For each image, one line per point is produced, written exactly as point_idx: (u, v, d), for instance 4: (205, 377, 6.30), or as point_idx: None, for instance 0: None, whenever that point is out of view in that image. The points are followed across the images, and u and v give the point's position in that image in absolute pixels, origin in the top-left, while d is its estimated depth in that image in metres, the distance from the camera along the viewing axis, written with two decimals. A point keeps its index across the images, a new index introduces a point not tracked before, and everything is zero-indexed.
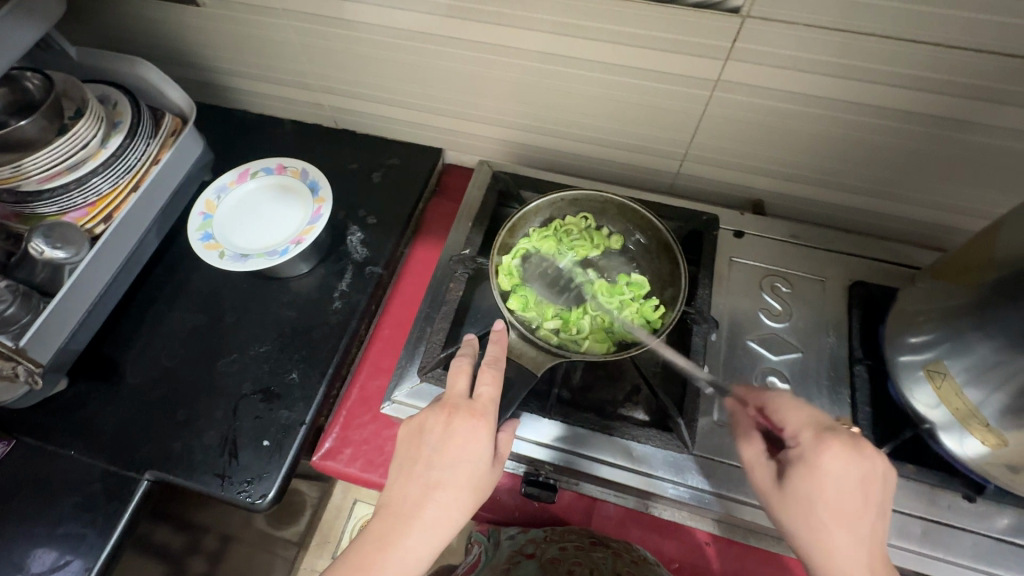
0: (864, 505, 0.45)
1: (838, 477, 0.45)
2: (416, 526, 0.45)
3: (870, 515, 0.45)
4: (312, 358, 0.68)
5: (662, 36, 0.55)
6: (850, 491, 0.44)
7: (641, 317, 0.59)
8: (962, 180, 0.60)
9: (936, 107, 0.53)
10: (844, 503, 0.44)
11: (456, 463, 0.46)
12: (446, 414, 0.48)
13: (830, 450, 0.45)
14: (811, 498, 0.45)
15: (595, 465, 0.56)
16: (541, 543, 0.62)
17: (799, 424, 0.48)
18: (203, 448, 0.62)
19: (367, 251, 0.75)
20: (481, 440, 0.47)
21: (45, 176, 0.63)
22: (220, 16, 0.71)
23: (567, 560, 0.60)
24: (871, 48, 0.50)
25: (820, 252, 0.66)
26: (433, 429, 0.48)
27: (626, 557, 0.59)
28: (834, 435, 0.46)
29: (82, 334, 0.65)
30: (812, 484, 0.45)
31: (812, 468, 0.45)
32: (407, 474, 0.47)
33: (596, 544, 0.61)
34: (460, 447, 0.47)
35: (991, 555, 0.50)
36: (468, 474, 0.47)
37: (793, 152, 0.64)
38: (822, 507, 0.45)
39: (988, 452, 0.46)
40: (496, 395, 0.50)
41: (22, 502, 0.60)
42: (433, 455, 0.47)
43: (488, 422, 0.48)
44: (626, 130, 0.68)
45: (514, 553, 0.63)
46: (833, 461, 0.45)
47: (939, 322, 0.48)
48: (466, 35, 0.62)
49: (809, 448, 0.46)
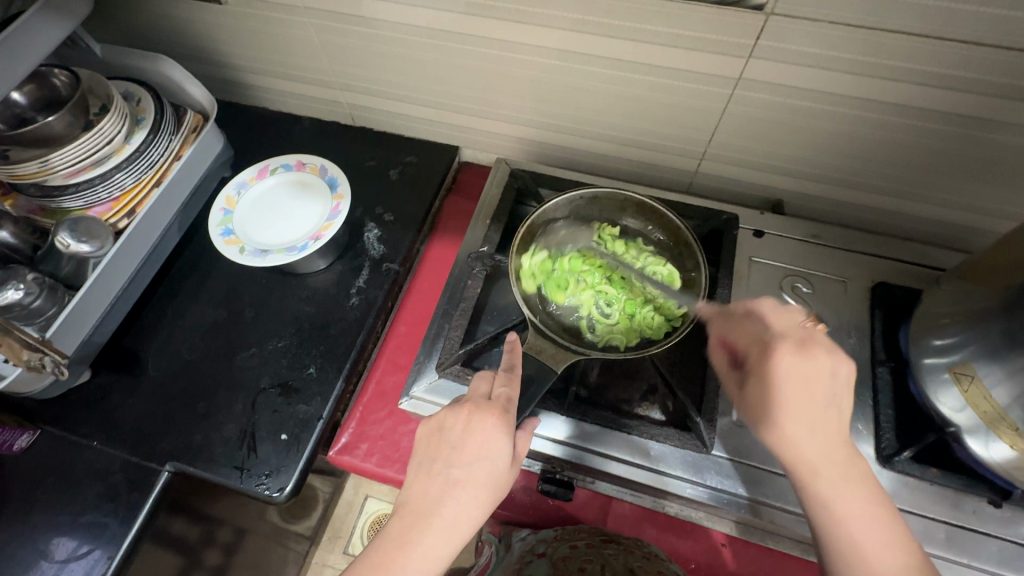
0: (817, 405, 0.45)
1: (787, 381, 0.45)
2: (435, 523, 0.45)
3: (825, 413, 0.45)
4: (330, 353, 0.68)
5: (682, 33, 0.55)
6: (799, 392, 0.45)
7: (661, 318, 0.59)
8: (988, 180, 0.60)
9: (963, 107, 0.52)
10: (794, 403, 0.45)
11: (475, 461, 0.47)
12: (466, 413, 0.48)
13: (775, 356, 0.46)
14: (766, 404, 0.46)
15: (612, 463, 0.55)
16: (552, 542, 0.63)
17: (751, 335, 0.49)
18: (223, 441, 0.63)
19: (383, 247, 0.76)
20: (499, 438, 0.47)
21: (71, 171, 0.64)
22: (242, 14, 0.71)
23: (578, 558, 0.60)
24: (897, 45, 0.49)
25: (841, 253, 0.65)
26: (454, 428, 0.48)
27: (638, 553, 0.60)
28: (781, 341, 0.47)
29: (105, 327, 0.66)
30: (759, 388, 0.47)
31: (762, 376, 0.47)
32: (426, 473, 0.48)
33: (608, 541, 0.61)
34: (479, 445, 0.47)
35: (1014, 560, 0.49)
36: (488, 473, 0.47)
37: (813, 152, 0.64)
38: (778, 411, 0.45)
39: (1015, 456, 0.45)
40: (514, 397, 0.50)
41: (46, 490, 0.62)
42: (453, 453, 0.47)
43: (508, 422, 0.48)
44: (645, 128, 0.68)
45: (526, 553, 0.63)
46: (780, 365, 0.46)
47: (964, 324, 0.47)
48: (485, 32, 0.62)
49: (762, 356, 0.47)
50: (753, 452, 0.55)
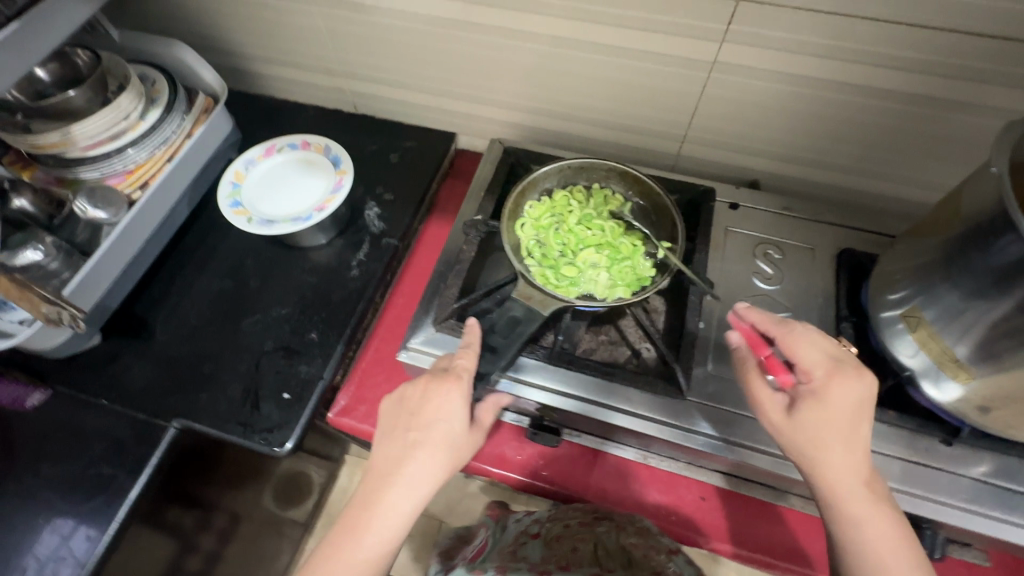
0: (860, 429, 0.47)
1: (844, 406, 0.47)
2: (397, 482, 0.51)
3: (864, 438, 0.48)
4: (331, 320, 0.72)
5: (662, 19, 0.60)
6: (850, 416, 0.47)
7: (633, 276, 0.62)
8: (941, 158, 0.65)
9: (918, 87, 0.58)
10: (847, 426, 0.47)
11: (432, 423, 0.52)
12: (422, 383, 0.53)
13: (836, 384, 0.47)
14: (822, 432, 0.47)
15: (615, 415, 0.58)
16: (545, 523, 0.71)
17: (810, 351, 0.49)
18: (228, 400, 0.66)
19: (383, 224, 0.80)
20: (455, 400, 0.52)
21: (90, 144, 0.68)
22: (255, 4, 0.76)
23: (572, 537, 0.67)
24: (854, 29, 0.54)
25: (811, 224, 0.68)
26: (413, 396, 0.53)
27: (630, 528, 0.66)
28: (842, 370, 0.48)
29: (116, 292, 0.70)
30: (817, 415, 0.47)
31: (822, 401, 0.47)
32: (390, 437, 0.53)
33: (600, 519, 0.67)
34: (435, 409, 0.52)
35: (968, 494, 0.51)
36: (443, 432, 0.52)
37: (785, 133, 0.69)
38: (826, 434, 0.47)
39: (964, 393, 0.49)
40: (472, 364, 0.54)
41: (56, 445, 0.64)
42: (412, 418, 0.53)
43: (462, 387, 0.53)
44: (629, 111, 0.73)
45: (519, 535, 0.71)
46: (841, 392, 0.47)
47: (914, 277, 0.51)
48: (483, 19, 0.67)
49: (823, 381, 0.48)
50: (726, 398, 0.58)
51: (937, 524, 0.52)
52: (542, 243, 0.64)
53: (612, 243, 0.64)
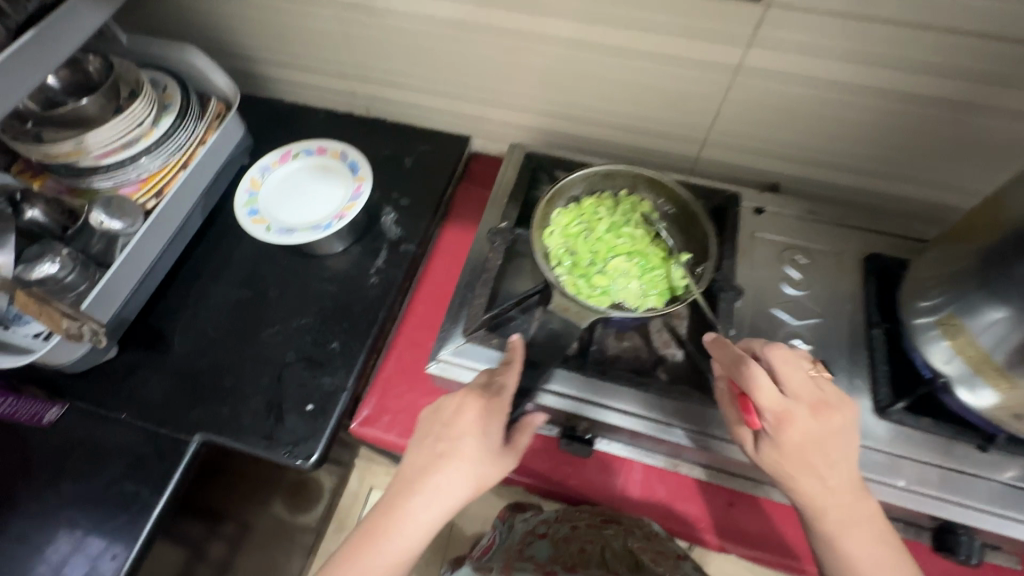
0: (830, 459, 0.47)
1: (800, 445, 0.47)
2: (418, 490, 0.50)
3: (841, 463, 0.48)
4: (353, 329, 0.71)
5: (687, 23, 0.59)
6: (811, 452, 0.47)
7: (665, 285, 0.62)
8: (964, 160, 0.65)
9: (945, 91, 0.58)
10: (811, 460, 0.47)
11: (464, 436, 0.51)
12: (460, 395, 0.53)
13: (785, 430, 0.47)
14: (779, 468, 0.48)
15: (615, 415, 0.58)
16: (552, 523, 0.75)
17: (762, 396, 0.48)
18: (250, 413, 0.65)
19: (401, 231, 0.79)
20: (488, 415, 0.52)
21: (102, 152, 0.66)
22: (268, 7, 0.75)
23: (579, 537, 0.73)
24: (883, 33, 0.54)
25: (835, 228, 0.68)
26: (448, 407, 0.53)
27: (639, 533, 0.71)
28: (792, 414, 0.47)
29: (132, 304, 0.68)
30: (773, 455, 0.48)
31: (776, 444, 0.48)
32: (420, 446, 0.52)
33: (607, 522, 0.73)
34: (468, 421, 0.51)
35: (1003, 499, 0.52)
36: (473, 447, 0.51)
37: (807, 136, 0.68)
38: (787, 469, 0.48)
39: (1000, 400, 0.48)
40: (512, 381, 0.53)
41: (75, 462, 0.63)
42: (445, 428, 0.52)
43: (498, 404, 0.52)
44: (649, 114, 0.72)
45: (526, 534, 0.76)
46: (795, 434, 0.47)
47: (948, 284, 0.51)
48: (503, 22, 0.66)
49: (773, 425, 0.48)
50: None
51: (972, 530, 0.52)
52: (572, 251, 0.64)
53: (641, 252, 0.64)
